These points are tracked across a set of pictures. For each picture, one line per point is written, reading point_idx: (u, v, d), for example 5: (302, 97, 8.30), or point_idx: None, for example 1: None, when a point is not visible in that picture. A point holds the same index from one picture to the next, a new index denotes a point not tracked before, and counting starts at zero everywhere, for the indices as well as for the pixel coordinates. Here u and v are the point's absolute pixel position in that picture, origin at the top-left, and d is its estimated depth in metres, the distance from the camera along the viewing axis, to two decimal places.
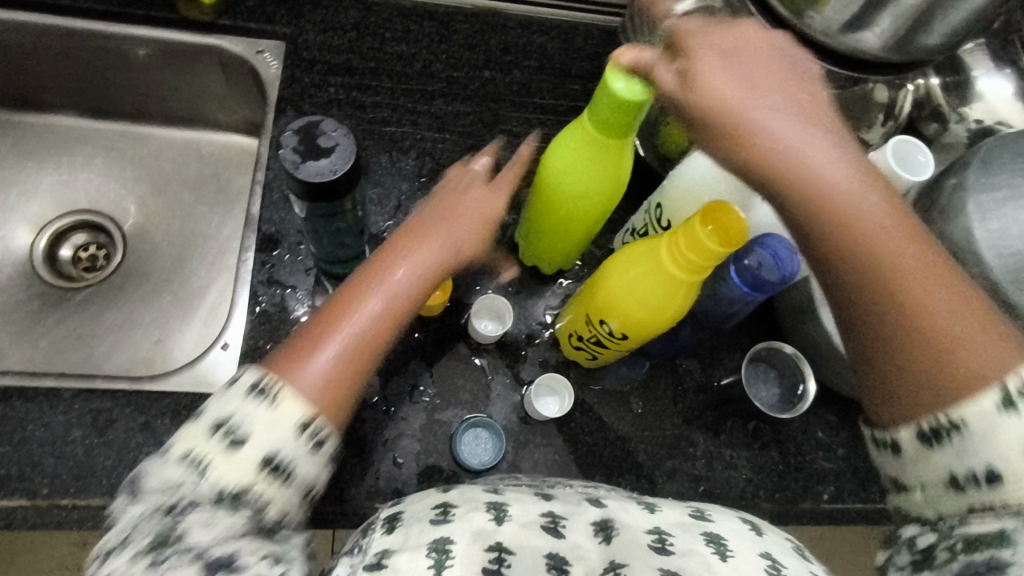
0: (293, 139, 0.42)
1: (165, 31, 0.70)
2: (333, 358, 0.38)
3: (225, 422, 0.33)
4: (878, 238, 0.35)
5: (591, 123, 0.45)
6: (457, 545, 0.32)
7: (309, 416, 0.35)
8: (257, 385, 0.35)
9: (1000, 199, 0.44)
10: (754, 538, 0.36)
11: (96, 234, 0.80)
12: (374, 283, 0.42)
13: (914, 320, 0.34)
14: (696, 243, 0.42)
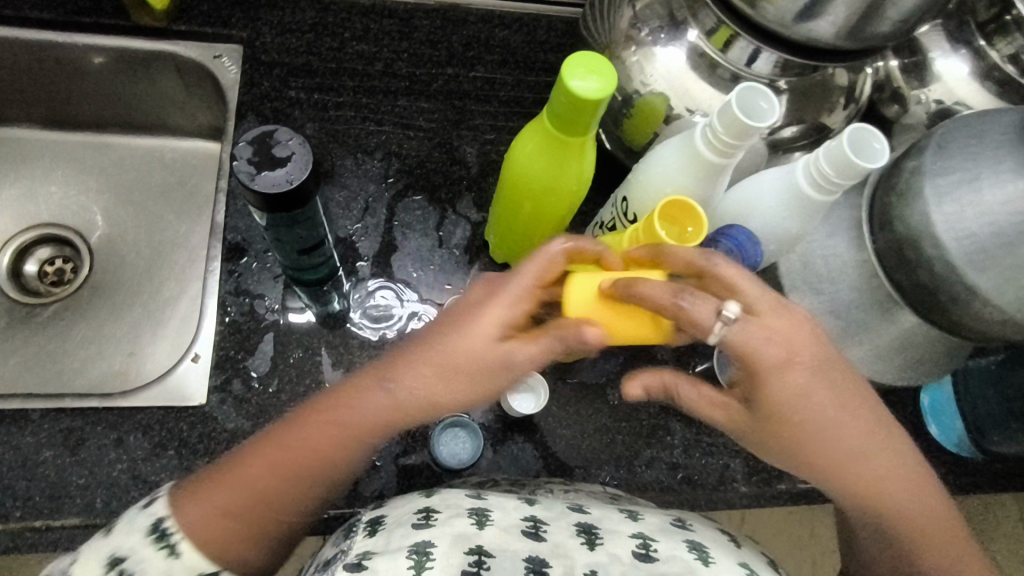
0: (247, 150, 0.41)
1: (117, 38, 0.68)
2: (237, 505, 0.41)
3: (120, 564, 0.39)
4: (857, 475, 0.43)
5: (550, 121, 0.44)
6: (438, 548, 0.35)
7: (212, 566, 0.40)
8: (168, 531, 0.40)
9: (955, 182, 0.44)
10: (733, 549, 0.40)
11: (61, 247, 0.79)
12: (291, 440, 0.41)
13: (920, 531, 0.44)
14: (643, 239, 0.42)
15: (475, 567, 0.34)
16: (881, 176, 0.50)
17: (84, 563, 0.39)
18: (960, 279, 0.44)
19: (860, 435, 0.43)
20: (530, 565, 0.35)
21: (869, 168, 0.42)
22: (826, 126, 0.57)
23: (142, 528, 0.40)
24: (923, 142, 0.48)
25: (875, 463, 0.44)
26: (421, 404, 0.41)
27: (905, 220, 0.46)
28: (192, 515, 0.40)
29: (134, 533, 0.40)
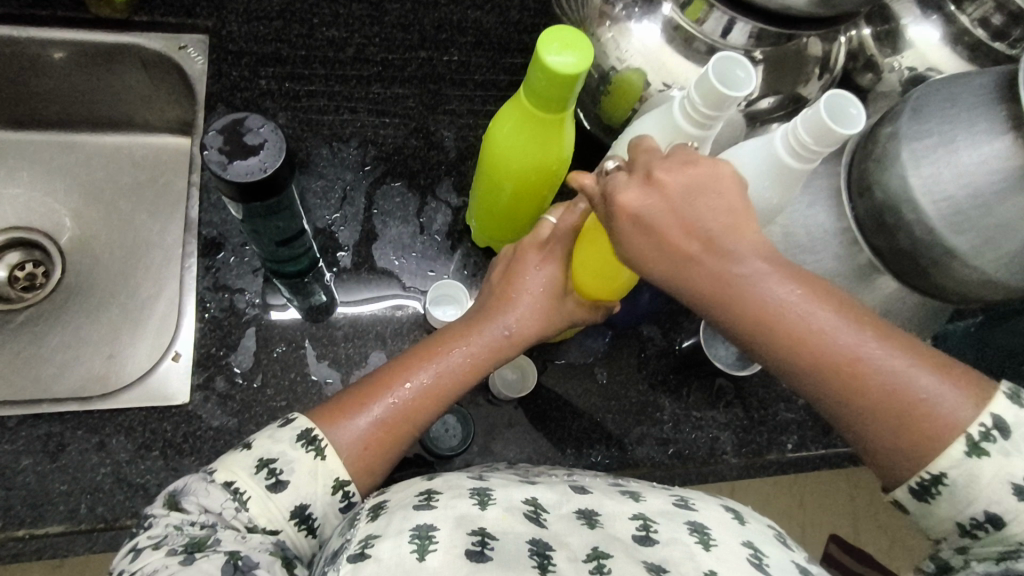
0: (218, 139, 0.40)
1: (77, 31, 0.66)
2: (370, 425, 0.43)
3: (271, 464, 0.39)
4: (794, 333, 0.36)
5: (530, 101, 0.43)
6: (440, 531, 0.34)
7: (344, 477, 0.41)
8: (306, 434, 0.41)
9: (932, 145, 0.44)
10: (737, 527, 0.38)
11: (31, 251, 0.77)
12: (428, 358, 0.46)
13: (859, 401, 0.36)
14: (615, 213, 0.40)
15: (478, 548, 0.34)
16: (859, 143, 0.51)
17: (232, 462, 0.39)
18: (939, 241, 0.44)
19: (754, 289, 0.36)
20: (534, 546, 0.35)
21: (846, 134, 0.41)
22: (803, 96, 0.57)
23: (290, 436, 0.41)
24: (899, 107, 0.48)
25: (822, 325, 0.35)
26: (527, 342, 0.49)
27: (883, 186, 0.46)
28: (343, 434, 0.42)
29: (282, 440, 0.40)
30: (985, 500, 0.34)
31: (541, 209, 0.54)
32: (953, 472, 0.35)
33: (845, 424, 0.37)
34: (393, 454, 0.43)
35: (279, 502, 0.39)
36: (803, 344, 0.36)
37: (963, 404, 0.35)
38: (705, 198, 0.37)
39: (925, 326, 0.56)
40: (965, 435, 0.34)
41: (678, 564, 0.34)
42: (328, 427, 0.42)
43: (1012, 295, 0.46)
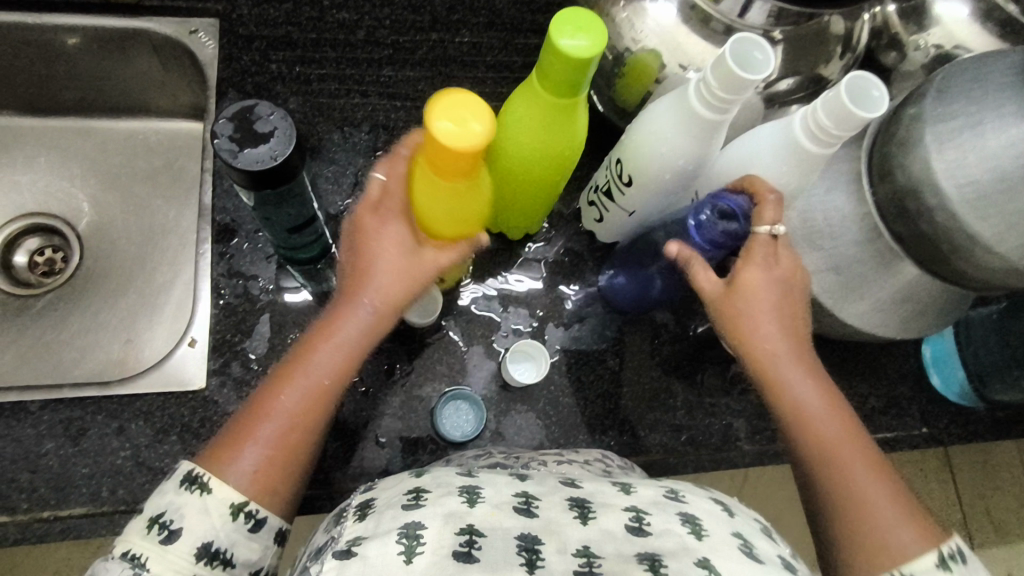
0: (228, 126, 0.40)
1: (90, 17, 0.66)
2: (255, 458, 0.41)
3: (161, 518, 0.39)
4: (807, 418, 0.45)
5: (543, 86, 0.42)
6: (427, 531, 0.34)
7: (241, 500, 0.40)
8: (189, 475, 0.40)
9: (957, 128, 0.43)
10: (726, 518, 0.39)
11: (50, 237, 0.78)
12: (298, 370, 0.45)
13: (836, 486, 0.42)
14: (448, 146, 0.40)
15: (465, 548, 0.34)
16: (882, 124, 0.49)
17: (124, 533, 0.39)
18: (961, 227, 0.43)
19: (788, 379, 0.45)
20: (522, 542, 0.35)
21: (868, 118, 0.40)
22: (824, 76, 0.56)
23: (175, 483, 0.40)
24: (924, 87, 0.46)
25: (819, 423, 0.44)
26: (399, 308, 0.48)
27: (905, 169, 0.45)
28: (235, 470, 0.41)
29: (167, 491, 0.40)
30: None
31: (555, 194, 0.53)
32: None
33: (819, 505, 0.43)
34: (294, 467, 0.43)
35: (180, 549, 0.38)
36: (812, 431, 0.44)
37: (918, 536, 0.40)
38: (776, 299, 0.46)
39: (946, 314, 0.55)
40: (936, 551, 0.39)
41: (672, 554, 0.34)
42: (216, 470, 0.40)
43: None
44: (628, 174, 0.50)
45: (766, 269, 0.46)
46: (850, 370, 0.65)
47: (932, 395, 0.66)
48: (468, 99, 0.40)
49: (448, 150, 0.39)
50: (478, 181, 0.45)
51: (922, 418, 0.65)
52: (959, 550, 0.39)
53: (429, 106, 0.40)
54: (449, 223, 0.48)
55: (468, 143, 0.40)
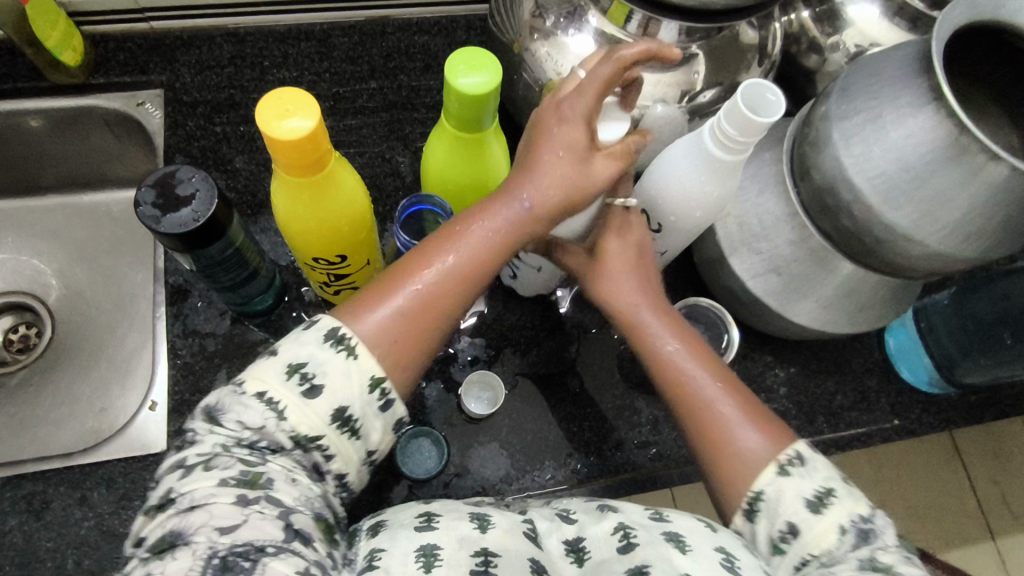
0: (150, 193, 0.41)
1: (39, 99, 0.69)
2: (391, 314, 0.39)
3: (302, 369, 0.36)
4: (656, 357, 0.46)
5: (450, 124, 0.43)
6: (444, 550, 0.37)
7: (380, 374, 0.38)
8: (333, 333, 0.37)
9: (860, 123, 0.43)
10: (711, 532, 0.40)
11: (22, 313, 0.80)
12: (456, 240, 0.41)
13: (707, 440, 0.43)
14: (290, 149, 0.37)
15: (482, 567, 0.37)
16: (800, 126, 0.50)
17: (262, 370, 0.36)
18: (878, 218, 0.43)
19: (643, 333, 0.47)
20: (534, 566, 0.38)
21: (767, 122, 0.41)
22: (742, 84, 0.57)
23: (316, 336, 0.37)
24: (829, 86, 0.47)
25: (689, 374, 0.45)
26: (553, 215, 0.42)
27: (820, 167, 0.46)
28: (370, 328, 0.39)
29: (309, 342, 0.37)
30: (787, 512, 0.39)
31: None
32: (766, 487, 0.40)
33: (706, 450, 0.43)
34: (420, 356, 0.40)
35: (319, 407, 0.36)
36: (674, 377, 0.46)
37: (767, 440, 0.42)
38: (632, 253, 0.48)
39: (896, 303, 0.55)
40: (777, 461, 0.41)
41: (659, 567, 0.37)
42: (349, 320, 0.38)
43: (966, 266, 0.45)
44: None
45: (627, 235, 0.48)
46: (815, 370, 0.65)
47: (902, 387, 0.65)
48: (301, 98, 0.37)
49: (291, 147, 0.37)
50: (334, 177, 0.43)
51: (894, 410, 0.64)
52: (799, 454, 0.41)
53: (259, 112, 0.37)
54: (319, 230, 0.45)
55: (308, 140, 0.37)
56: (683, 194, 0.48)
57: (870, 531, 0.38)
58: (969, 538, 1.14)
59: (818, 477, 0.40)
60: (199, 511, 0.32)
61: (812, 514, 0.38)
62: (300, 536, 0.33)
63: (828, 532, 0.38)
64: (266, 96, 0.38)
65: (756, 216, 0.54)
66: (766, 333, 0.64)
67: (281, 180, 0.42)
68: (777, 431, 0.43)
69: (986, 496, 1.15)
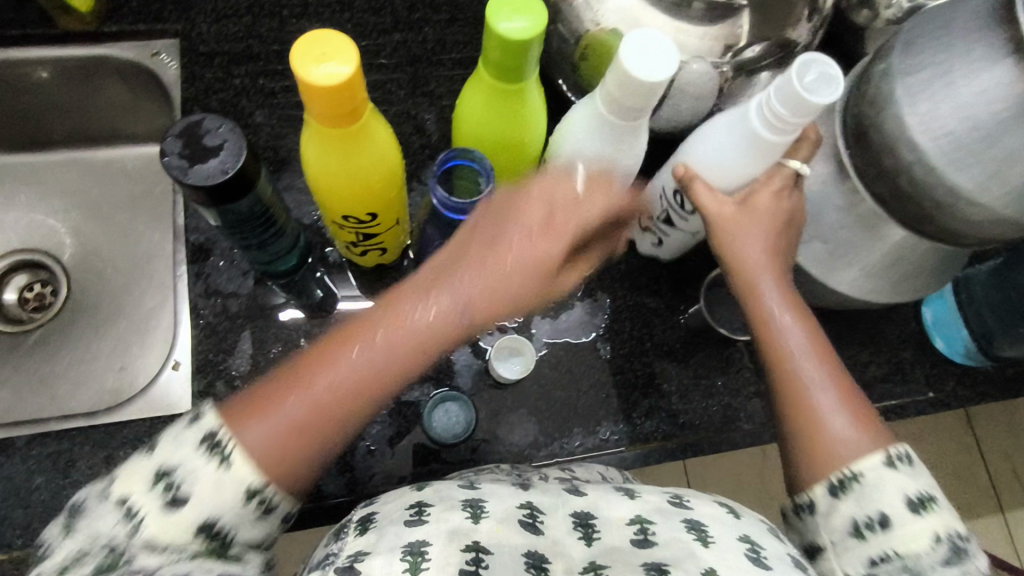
0: (176, 143, 0.39)
1: (49, 49, 0.66)
2: (296, 414, 0.36)
3: (170, 476, 0.33)
4: (776, 338, 0.44)
5: (490, 75, 0.41)
6: (434, 547, 0.35)
7: (258, 483, 0.34)
8: (212, 439, 0.34)
9: (927, 79, 0.41)
10: (733, 521, 0.40)
11: (37, 272, 0.79)
12: (387, 328, 0.37)
13: (795, 418, 0.42)
14: (325, 96, 0.35)
15: (473, 566, 0.35)
16: (857, 83, 0.47)
17: (130, 475, 0.34)
18: (941, 180, 0.41)
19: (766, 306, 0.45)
20: (530, 559, 0.36)
21: (822, 104, 0.39)
22: (790, 40, 0.54)
23: (194, 439, 0.34)
24: (892, 40, 0.44)
25: (805, 355, 0.43)
26: (492, 318, 0.39)
27: (880, 126, 0.43)
28: (254, 432, 0.35)
29: (183, 445, 0.34)
30: (882, 502, 0.38)
31: None
32: (868, 472, 0.39)
33: (795, 424, 0.42)
34: (311, 456, 0.36)
35: (182, 518, 0.33)
36: (782, 349, 0.44)
37: (867, 439, 0.40)
38: (755, 230, 0.46)
39: (944, 272, 0.53)
40: (884, 454, 0.39)
41: (677, 565, 0.36)
42: (235, 421, 0.35)
43: None
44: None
45: (773, 200, 0.46)
46: (849, 340, 0.63)
47: (937, 358, 0.64)
48: (338, 41, 0.35)
49: (327, 94, 0.35)
50: (368, 130, 0.40)
51: (928, 382, 0.63)
52: (907, 454, 0.39)
53: (293, 55, 0.34)
54: (350, 187, 0.43)
55: (344, 87, 0.35)
56: (716, 168, 0.47)
57: (962, 550, 0.37)
58: (978, 512, 1.14)
59: (920, 483, 0.39)
60: None
61: (910, 512, 0.37)
62: None
63: (922, 535, 0.37)
64: (301, 38, 0.35)
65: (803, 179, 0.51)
66: None
67: (313, 131, 0.40)
68: (875, 437, 0.40)
69: (997, 470, 1.15)
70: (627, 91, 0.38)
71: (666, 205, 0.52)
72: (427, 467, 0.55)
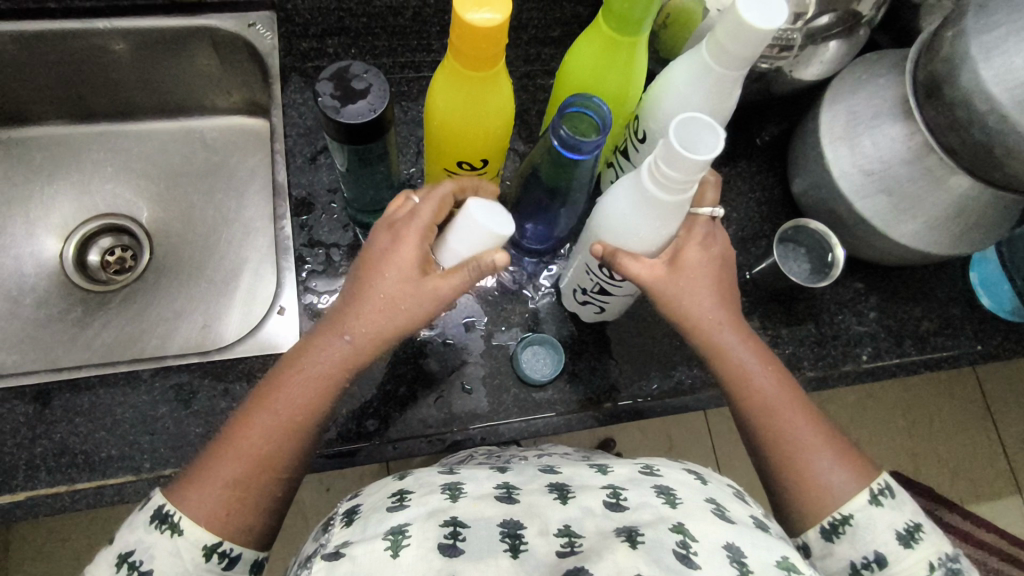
0: (329, 86, 0.43)
1: (149, 21, 0.70)
2: (229, 474, 0.42)
3: (129, 558, 0.39)
4: (751, 386, 0.49)
5: (610, 26, 0.45)
6: (412, 527, 0.38)
7: (213, 540, 0.41)
8: (160, 512, 0.41)
9: (1001, 36, 0.45)
10: (700, 487, 0.44)
11: (120, 236, 0.82)
12: (275, 391, 0.44)
13: (786, 470, 0.48)
14: (478, 37, 0.39)
15: (450, 539, 0.38)
16: (928, 45, 0.52)
17: (93, 567, 0.40)
18: (1012, 128, 0.45)
19: (741, 369, 0.49)
20: (505, 528, 0.39)
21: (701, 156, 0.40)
22: (854, 15, 0.57)
23: (145, 520, 0.41)
24: (964, 5, 0.49)
25: (776, 406, 0.49)
26: (376, 342, 0.45)
27: (955, 81, 0.48)
28: (201, 503, 0.41)
29: (138, 527, 0.41)
30: (876, 542, 0.45)
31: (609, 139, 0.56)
32: (859, 516, 0.46)
33: (782, 473, 0.48)
34: (260, 498, 0.43)
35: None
36: (762, 408, 0.49)
37: (853, 480, 0.47)
38: (711, 287, 0.49)
39: (999, 227, 0.57)
40: (870, 491, 0.47)
41: (650, 525, 0.39)
42: (182, 498, 0.42)
43: None
44: (645, 129, 0.51)
45: (706, 246, 0.49)
46: (902, 297, 0.67)
47: (984, 314, 0.68)
48: None
49: (484, 35, 0.39)
50: (500, 76, 0.45)
51: (976, 336, 0.67)
52: (888, 486, 0.47)
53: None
54: (472, 130, 0.48)
55: (496, 31, 0.39)
56: (631, 233, 0.48)
57: (956, 568, 0.44)
58: (997, 490, 1.18)
59: (906, 513, 0.46)
60: None
61: (901, 546, 0.45)
62: None
63: (919, 565, 0.44)
64: None
65: (870, 137, 0.56)
66: (858, 259, 0.67)
67: (449, 76, 0.45)
68: (856, 467, 0.48)
69: (1015, 451, 1.19)
70: (739, 40, 0.42)
71: (597, 280, 0.53)
72: (517, 406, 0.60)
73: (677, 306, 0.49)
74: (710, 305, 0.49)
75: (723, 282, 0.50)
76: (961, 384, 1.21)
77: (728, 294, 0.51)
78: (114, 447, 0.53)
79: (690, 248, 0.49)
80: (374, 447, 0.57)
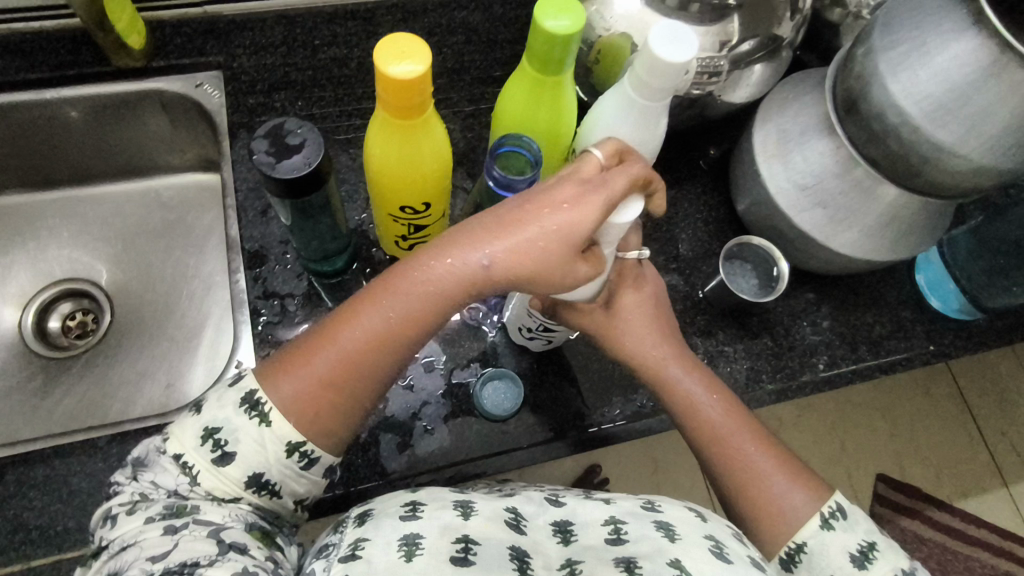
0: (264, 143, 0.45)
1: (96, 87, 0.71)
2: (319, 370, 0.41)
3: (215, 435, 0.40)
4: (700, 417, 0.51)
5: (533, 67, 0.47)
6: (426, 539, 0.39)
7: (298, 440, 0.41)
8: (250, 399, 0.40)
9: (904, 53, 0.48)
10: (700, 523, 0.43)
11: (80, 300, 0.81)
12: (392, 293, 0.41)
13: (741, 496, 0.49)
14: (402, 88, 0.41)
15: (462, 553, 0.39)
16: (843, 65, 0.54)
17: (181, 431, 0.41)
18: (924, 136, 0.48)
19: (689, 400, 0.51)
20: (514, 551, 0.40)
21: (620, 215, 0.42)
22: (776, 38, 0.60)
23: (234, 400, 0.41)
24: (869, 26, 0.51)
25: (727, 432, 0.50)
26: (510, 279, 0.41)
27: (870, 97, 0.50)
28: (287, 390, 0.41)
29: (227, 405, 0.41)
30: (832, 566, 0.45)
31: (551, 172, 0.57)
32: (812, 541, 0.46)
33: (739, 500, 0.49)
34: (346, 405, 0.42)
35: (232, 472, 0.40)
36: (712, 435, 0.50)
37: (812, 498, 0.47)
38: (650, 325, 0.53)
39: (933, 230, 0.59)
40: (822, 514, 0.46)
41: (647, 557, 0.40)
42: (273, 379, 0.41)
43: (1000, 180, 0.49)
44: None
45: (637, 288, 0.53)
46: (853, 303, 0.69)
47: (933, 315, 0.69)
48: (413, 43, 0.41)
49: (406, 87, 0.40)
50: (430, 122, 0.46)
51: (928, 336, 0.69)
52: (840, 507, 0.47)
53: (377, 53, 0.40)
54: (410, 176, 0.49)
55: (417, 82, 0.41)
56: None
57: None
58: (983, 485, 1.18)
59: (859, 533, 0.45)
60: (130, 548, 0.37)
61: (856, 568, 0.44)
62: (235, 547, 0.37)
63: None
64: (380, 41, 0.41)
65: (800, 153, 0.58)
66: (806, 270, 0.69)
67: (381, 125, 0.46)
68: (812, 486, 0.48)
69: (996, 445, 1.20)
70: (655, 71, 0.44)
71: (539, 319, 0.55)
72: (481, 441, 0.60)
73: (620, 342, 0.53)
74: (654, 343, 0.53)
75: (664, 322, 0.54)
76: (937, 382, 1.22)
77: (671, 332, 0.54)
78: (71, 518, 0.52)
79: (626, 291, 0.53)
80: (339, 495, 0.56)
